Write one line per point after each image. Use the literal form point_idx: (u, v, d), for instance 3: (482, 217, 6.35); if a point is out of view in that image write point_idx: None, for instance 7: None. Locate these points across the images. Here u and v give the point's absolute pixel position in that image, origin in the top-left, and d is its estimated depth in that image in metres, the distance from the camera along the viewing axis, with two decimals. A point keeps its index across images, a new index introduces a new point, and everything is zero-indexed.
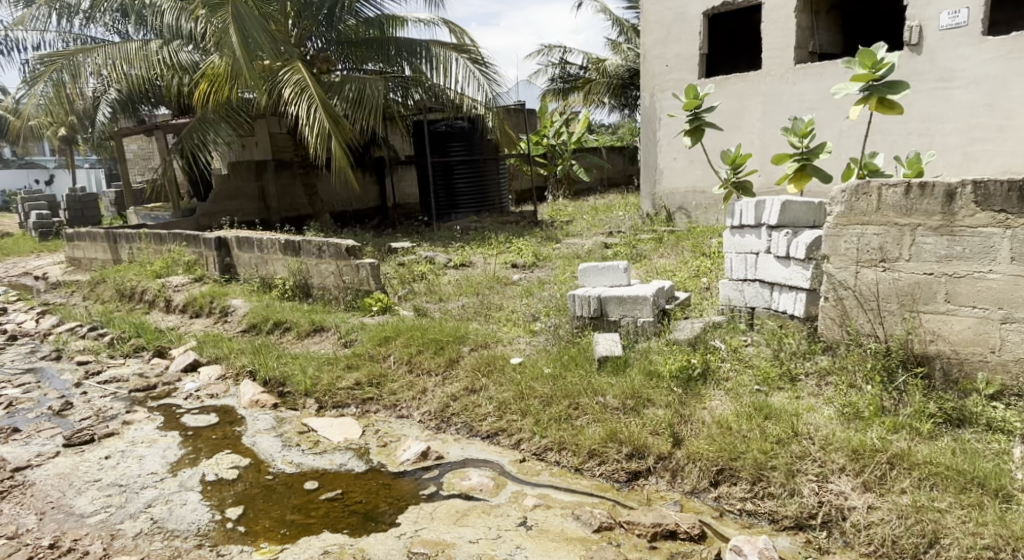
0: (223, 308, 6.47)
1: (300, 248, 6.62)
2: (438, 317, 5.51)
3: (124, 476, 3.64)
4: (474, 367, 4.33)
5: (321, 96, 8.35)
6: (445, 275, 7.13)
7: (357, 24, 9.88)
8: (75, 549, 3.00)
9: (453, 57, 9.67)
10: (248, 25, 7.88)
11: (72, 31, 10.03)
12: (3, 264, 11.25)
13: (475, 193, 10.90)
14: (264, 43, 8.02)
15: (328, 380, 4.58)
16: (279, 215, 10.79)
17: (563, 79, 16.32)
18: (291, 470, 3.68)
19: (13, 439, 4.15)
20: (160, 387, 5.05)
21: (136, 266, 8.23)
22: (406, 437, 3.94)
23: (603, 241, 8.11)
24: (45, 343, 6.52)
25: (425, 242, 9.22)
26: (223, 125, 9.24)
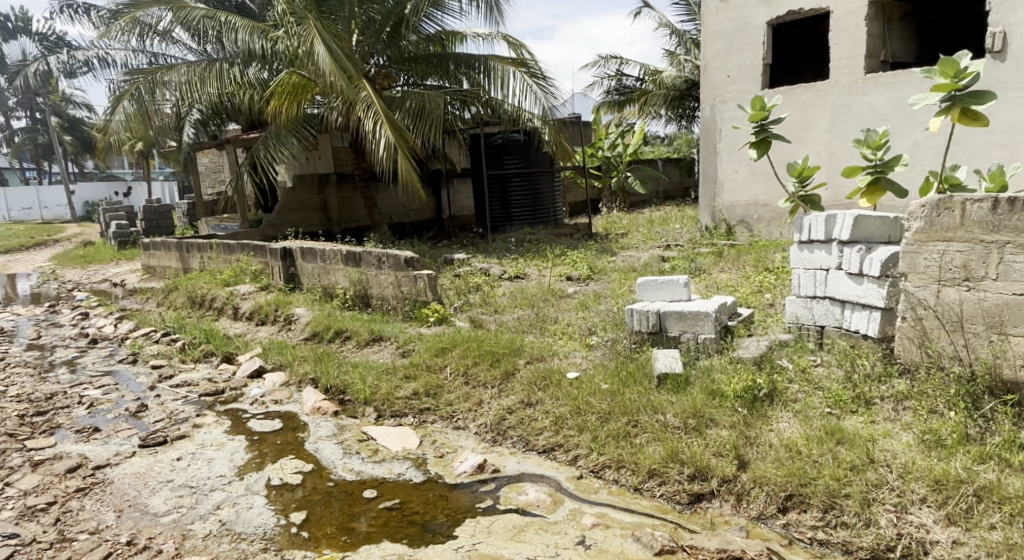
0: (287, 316, 6.66)
1: (361, 259, 6.77)
2: (494, 329, 5.53)
3: (194, 478, 3.78)
4: (530, 381, 4.30)
5: (384, 109, 8.56)
6: (499, 286, 7.16)
7: (418, 41, 10.02)
8: (150, 547, 3.12)
9: (511, 71, 9.66)
10: (319, 40, 8.15)
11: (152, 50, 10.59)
12: (86, 271, 11.92)
13: (528, 205, 10.94)
14: (339, 58, 8.35)
15: (386, 389, 4.65)
16: (340, 227, 11.21)
17: (618, 92, 16.23)
18: (351, 478, 3.75)
19: (93, 438, 4.37)
20: (228, 392, 5.24)
21: (206, 275, 8.58)
22: (463, 449, 3.95)
23: (660, 254, 7.98)
24: (123, 346, 6.85)
25: (481, 253, 9.29)
26: (290, 138, 9.57)
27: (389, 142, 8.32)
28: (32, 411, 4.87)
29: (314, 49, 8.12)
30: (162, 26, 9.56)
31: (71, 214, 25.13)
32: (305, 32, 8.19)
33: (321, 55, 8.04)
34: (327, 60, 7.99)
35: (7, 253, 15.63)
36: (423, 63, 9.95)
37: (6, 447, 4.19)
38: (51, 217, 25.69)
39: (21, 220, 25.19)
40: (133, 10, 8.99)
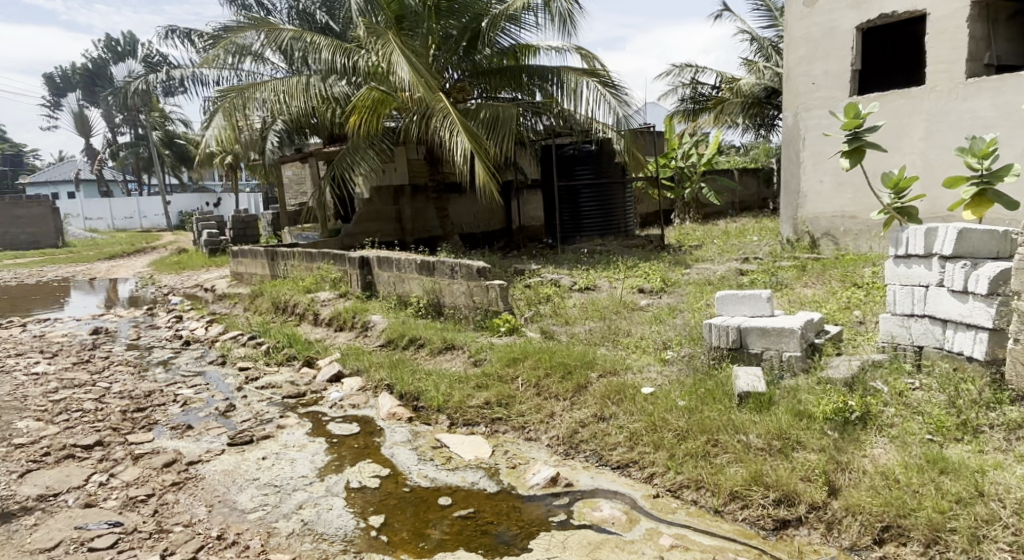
0: (364, 323, 6.84)
1: (435, 268, 6.88)
2: (566, 340, 5.50)
3: (278, 477, 3.92)
4: (604, 395, 4.23)
5: (461, 123, 8.70)
6: (570, 297, 7.12)
7: (492, 54, 10.13)
8: (238, 542, 3.26)
9: (584, 81, 9.61)
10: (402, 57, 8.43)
11: (244, 69, 11.19)
12: (181, 277, 12.65)
13: (600, 216, 10.88)
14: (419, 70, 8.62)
15: (459, 398, 4.69)
16: (413, 237, 11.45)
17: (693, 100, 16.00)
18: (426, 484, 3.79)
19: (187, 435, 4.62)
20: (309, 395, 5.42)
21: (289, 281, 8.93)
22: (535, 461, 3.93)
23: (738, 267, 7.73)
24: (212, 348, 7.22)
25: (551, 264, 9.27)
26: (369, 151, 9.85)
27: (467, 152, 8.43)
28: (133, 407, 5.19)
29: (395, 64, 8.40)
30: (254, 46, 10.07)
31: (167, 223, 26.77)
32: (386, 47, 8.48)
33: (403, 70, 8.30)
34: (408, 74, 8.21)
35: (111, 259, 16.80)
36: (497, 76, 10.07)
37: (110, 439, 4.48)
38: (149, 226, 27.43)
39: (123, 228, 27.02)
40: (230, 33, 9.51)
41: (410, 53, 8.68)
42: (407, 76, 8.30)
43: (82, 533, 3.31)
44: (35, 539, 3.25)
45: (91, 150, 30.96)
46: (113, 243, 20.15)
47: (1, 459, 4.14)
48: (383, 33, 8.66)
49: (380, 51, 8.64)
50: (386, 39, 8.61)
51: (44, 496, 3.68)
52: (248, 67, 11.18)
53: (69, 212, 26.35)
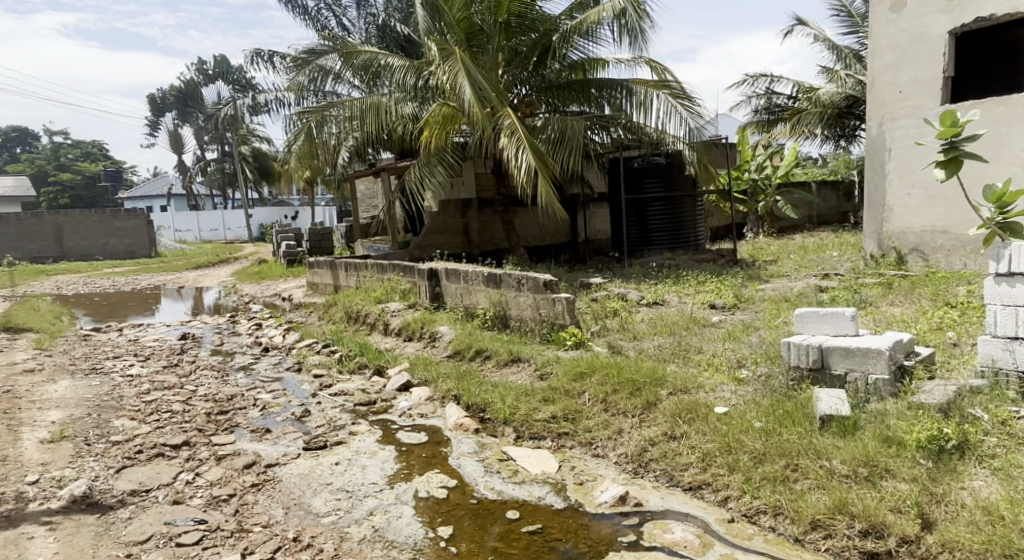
0: (432, 333, 6.94)
1: (501, 281, 6.92)
2: (634, 356, 5.41)
3: (350, 483, 4.01)
4: (674, 413, 4.12)
5: (528, 138, 8.76)
6: (638, 312, 7.01)
7: (561, 69, 10.18)
8: (313, 545, 3.34)
9: (655, 94, 9.49)
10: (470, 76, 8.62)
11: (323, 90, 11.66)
12: (261, 286, 13.20)
13: (669, 229, 10.68)
14: (484, 88, 8.74)
15: (525, 411, 4.67)
16: (480, 249, 11.60)
17: (767, 111, 15.64)
18: (493, 497, 3.79)
19: (266, 438, 4.79)
20: (379, 403, 5.53)
21: (361, 292, 9.17)
22: (603, 478, 3.87)
23: (817, 284, 7.42)
24: (289, 355, 7.49)
25: (619, 278, 9.15)
26: (438, 166, 10.06)
27: (531, 168, 8.43)
28: (216, 410, 5.43)
29: (459, 83, 8.52)
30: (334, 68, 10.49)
31: (248, 235, 28.07)
32: (451, 67, 8.62)
33: (467, 88, 8.41)
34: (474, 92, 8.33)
35: (198, 268, 17.75)
36: (566, 90, 10.07)
37: (196, 440, 4.70)
38: (233, 237, 28.84)
39: (209, 240, 28.50)
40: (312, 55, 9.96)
41: (476, 71, 8.79)
42: (472, 94, 8.40)
43: (170, 528, 3.47)
44: (129, 532, 3.42)
45: (182, 166, 32.88)
46: (201, 254, 21.29)
47: (100, 455, 4.40)
48: (450, 53, 8.82)
49: (446, 70, 8.77)
50: (452, 59, 8.76)
51: (137, 491, 3.89)
52: (326, 88, 11.64)
53: (161, 224, 28.06)
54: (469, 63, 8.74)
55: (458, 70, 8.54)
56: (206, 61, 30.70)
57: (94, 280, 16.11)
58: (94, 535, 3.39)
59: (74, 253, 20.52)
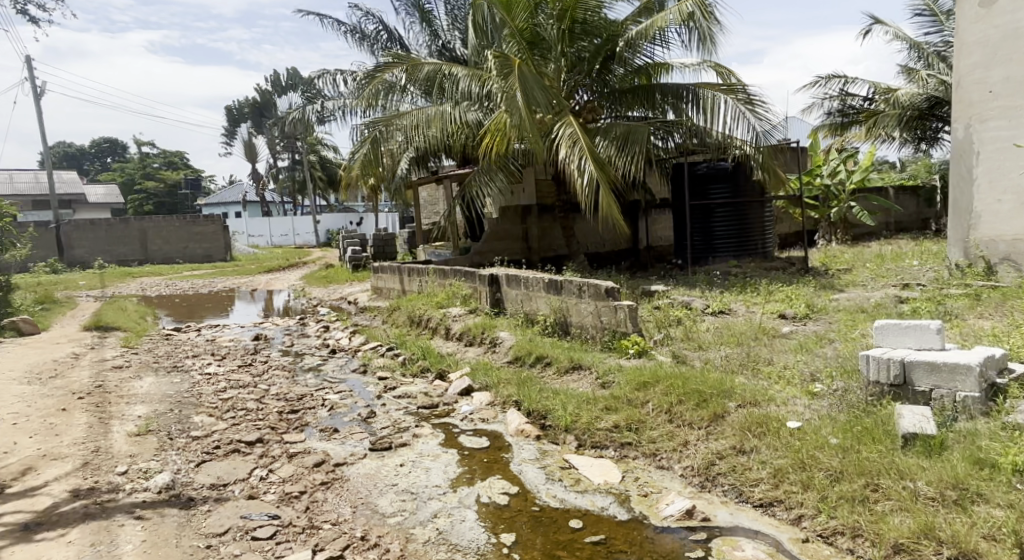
0: (493, 339, 6.96)
1: (562, 287, 6.89)
2: (699, 366, 5.28)
3: (415, 484, 4.07)
4: (744, 426, 4.00)
5: (589, 146, 8.70)
6: (703, 321, 6.85)
7: (623, 75, 10.08)
8: (380, 545, 3.40)
9: (722, 99, 9.27)
10: (530, 85, 8.63)
11: (388, 101, 11.94)
12: (328, 290, 13.59)
13: (735, 236, 10.40)
14: (542, 101, 8.69)
15: (587, 419, 4.63)
16: (540, 256, 11.60)
17: (841, 113, 14.95)
18: (555, 505, 3.77)
19: (334, 438, 4.92)
20: (441, 407, 5.59)
21: (424, 296, 9.30)
22: (669, 491, 3.79)
23: (897, 294, 7.07)
24: (355, 357, 7.68)
25: (683, 285, 8.97)
26: (499, 174, 10.12)
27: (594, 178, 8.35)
28: (287, 409, 5.61)
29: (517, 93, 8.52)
30: (398, 79, 10.71)
31: (316, 240, 28.95)
32: (509, 77, 8.63)
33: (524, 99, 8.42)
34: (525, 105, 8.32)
35: (270, 272, 18.45)
36: (629, 96, 9.97)
37: (269, 437, 4.87)
38: (301, 242, 29.80)
39: (280, 245, 29.55)
40: (378, 70, 10.19)
41: (535, 83, 8.74)
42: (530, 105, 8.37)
43: (246, 522, 3.59)
44: (208, 524, 3.56)
45: (255, 174, 34.28)
46: (273, 258, 22.11)
47: (181, 449, 4.61)
48: (510, 65, 8.78)
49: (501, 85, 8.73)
50: (511, 71, 8.73)
51: (215, 485, 4.06)
52: (390, 99, 11.91)
53: (236, 229, 29.32)
54: (528, 75, 8.70)
55: (515, 84, 8.51)
56: (279, 73, 31.93)
57: (174, 282, 16.98)
58: (177, 525, 3.54)
59: (157, 257, 21.63)
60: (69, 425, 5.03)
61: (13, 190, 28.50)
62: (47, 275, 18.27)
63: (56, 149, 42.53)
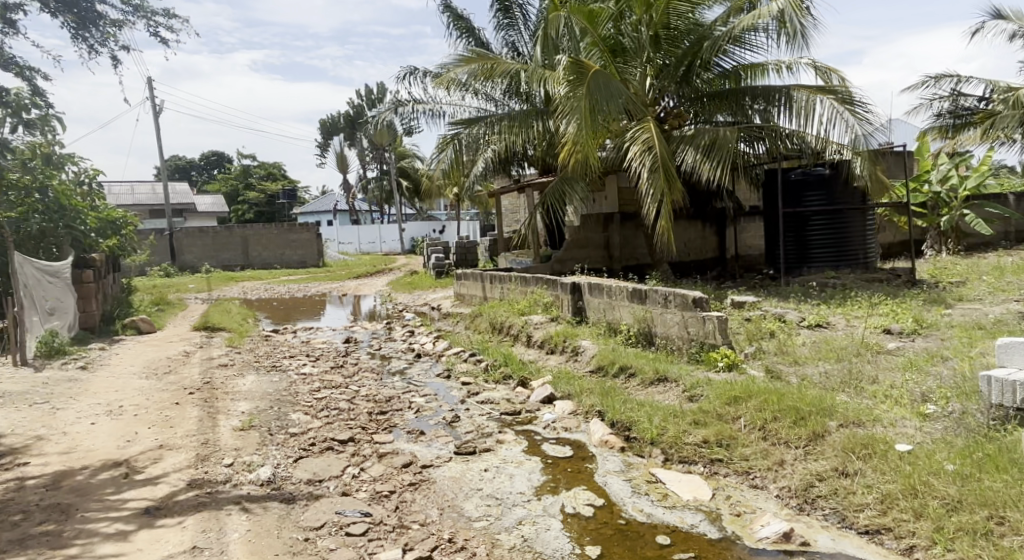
0: (574, 348, 6.90)
1: (647, 297, 6.77)
2: (796, 383, 5.02)
3: (499, 490, 4.09)
4: (846, 447, 3.79)
5: (664, 153, 8.48)
6: (798, 334, 6.54)
7: (712, 78, 9.82)
8: (466, 548, 3.43)
9: (818, 99, 8.85)
10: (602, 93, 8.54)
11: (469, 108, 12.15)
12: (413, 296, 13.94)
13: (832, 245, 9.89)
14: (610, 110, 8.60)
15: (674, 433, 4.50)
16: (621, 264, 11.46)
17: (953, 114, 14.09)
18: (642, 519, 3.69)
19: (420, 439, 5.04)
20: (524, 414, 5.61)
21: (505, 303, 9.36)
22: (763, 511, 3.62)
23: (1020, 310, 6.51)
24: (439, 362, 7.84)
25: (774, 297, 8.62)
26: (579, 182, 10.10)
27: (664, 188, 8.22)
28: (377, 410, 5.79)
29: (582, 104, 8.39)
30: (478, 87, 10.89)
31: (401, 247, 29.71)
32: (578, 85, 8.53)
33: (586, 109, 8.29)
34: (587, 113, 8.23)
35: (359, 278, 19.12)
36: (719, 101, 9.64)
37: (360, 437, 5.04)
38: (388, 250, 30.70)
39: (368, 252, 30.66)
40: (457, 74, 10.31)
41: (610, 90, 8.66)
42: (590, 113, 8.31)
43: (340, 518, 3.72)
44: (306, 518, 3.71)
45: (346, 184, 35.71)
46: (361, 264, 22.94)
47: (280, 444, 4.84)
48: (585, 70, 8.69)
49: (571, 91, 8.67)
50: (584, 77, 8.64)
51: (312, 481, 4.23)
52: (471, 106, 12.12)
53: (328, 237, 30.66)
54: (603, 81, 8.64)
55: (584, 90, 8.45)
56: (370, 88, 33.06)
57: (272, 286, 17.93)
58: (278, 517, 3.70)
59: (256, 262, 22.86)
60: (183, 418, 5.38)
61: (134, 201, 31.01)
62: (161, 279, 19.71)
63: (169, 163, 45.82)
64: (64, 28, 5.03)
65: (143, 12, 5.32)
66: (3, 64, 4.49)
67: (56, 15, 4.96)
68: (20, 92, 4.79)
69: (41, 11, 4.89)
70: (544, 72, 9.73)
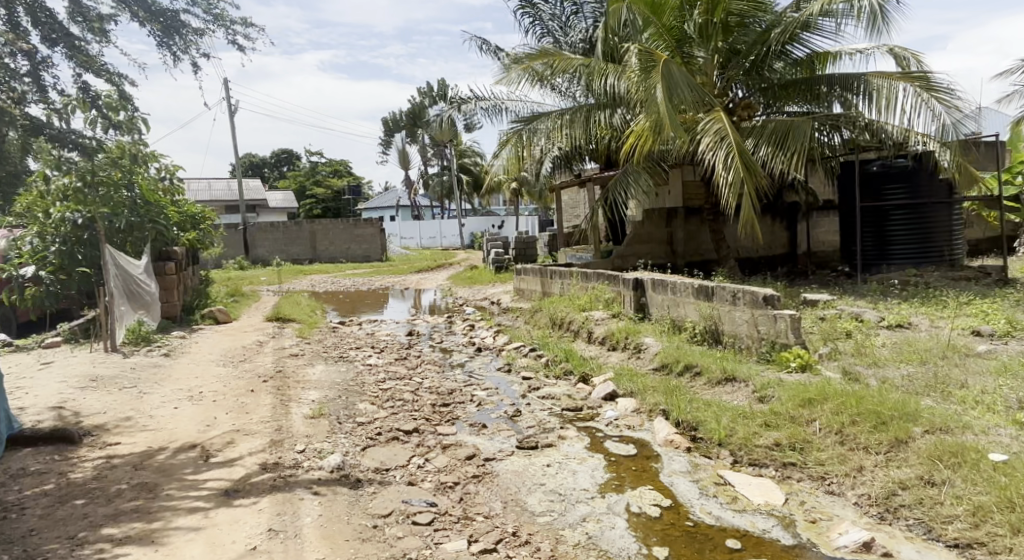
0: (637, 345, 6.79)
1: (713, 293, 6.59)
2: (876, 386, 4.78)
3: (562, 486, 4.06)
4: (932, 454, 3.59)
5: (739, 143, 8.18)
6: (876, 335, 6.23)
7: (784, 67, 9.56)
8: (531, 542, 3.42)
9: (901, 87, 8.28)
10: (677, 83, 8.25)
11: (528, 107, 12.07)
12: (473, 290, 14.04)
13: (916, 242, 9.39)
14: (686, 98, 8.32)
15: (744, 434, 4.37)
16: (685, 260, 11.23)
17: None
18: (710, 522, 3.59)
19: (483, 432, 5.06)
20: (586, 410, 5.56)
21: (566, 299, 9.29)
22: (840, 519, 3.47)
23: None
24: (499, 356, 7.86)
25: (849, 295, 8.25)
26: (644, 176, 9.84)
27: (739, 178, 7.93)
28: (440, 402, 5.86)
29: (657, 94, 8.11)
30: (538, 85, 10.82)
31: (461, 242, 30.00)
32: (651, 76, 8.27)
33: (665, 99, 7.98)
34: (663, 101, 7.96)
35: (420, 272, 19.41)
36: (792, 90, 9.31)
37: (424, 428, 5.11)
38: (447, 245, 31.02)
39: (429, 247, 31.12)
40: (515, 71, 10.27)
41: (680, 78, 8.41)
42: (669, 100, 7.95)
43: (407, 507, 3.77)
44: (374, 505, 3.78)
45: (408, 179, 36.33)
46: (422, 259, 23.28)
47: (348, 433, 4.96)
48: (655, 59, 8.47)
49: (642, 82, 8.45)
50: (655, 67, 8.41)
51: (379, 469, 4.31)
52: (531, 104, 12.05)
53: (390, 233, 31.29)
54: (675, 70, 8.37)
55: (657, 79, 8.20)
56: (433, 85, 33.51)
57: (338, 279, 18.41)
58: (347, 504, 3.79)
59: (322, 256, 23.53)
60: (258, 404, 5.59)
61: (211, 197, 32.43)
62: (235, 271, 20.56)
63: (242, 161, 47.72)
64: (151, 36, 5.24)
65: (223, 22, 5.53)
66: (96, 71, 4.72)
67: (144, 23, 5.18)
68: (110, 96, 5.03)
69: (130, 20, 5.11)
70: (606, 66, 9.64)
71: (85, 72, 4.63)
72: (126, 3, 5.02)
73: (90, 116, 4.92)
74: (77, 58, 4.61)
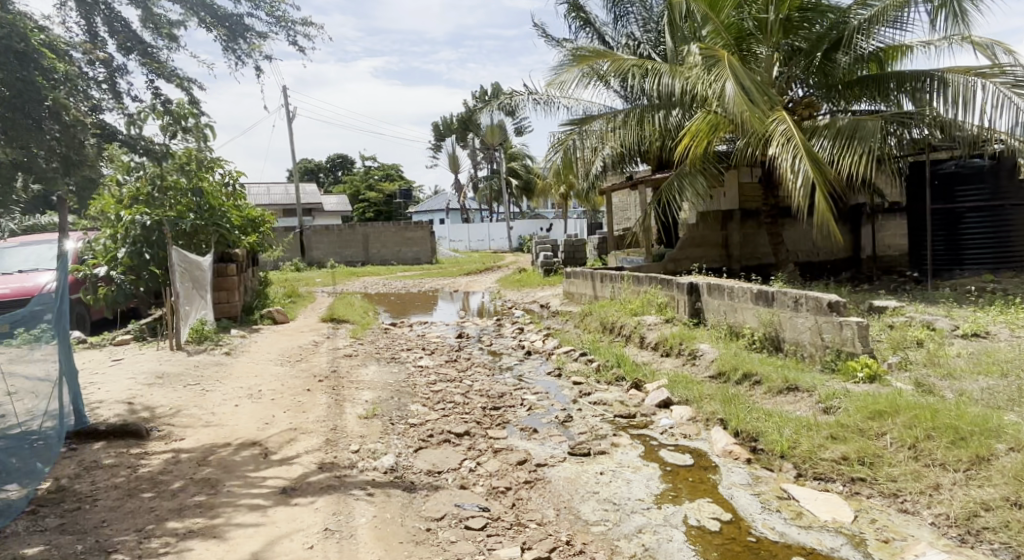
0: (692, 351, 6.62)
1: (774, 299, 6.36)
2: (952, 399, 4.50)
3: (617, 495, 3.96)
4: (1019, 474, 3.34)
5: (806, 143, 7.87)
6: (950, 345, 5.89)
7: (850, 63, 9.06)
8: (585, 552, 3.35)
9: (978, 83, 7.81)
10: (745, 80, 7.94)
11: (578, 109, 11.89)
12: (523, 293, 13.99)
13: (993, 246, 8.86)
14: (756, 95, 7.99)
15: (808, 447, 4.18)
16: (741, 263, 10.93)
17: None
18: (774, 538, 3.44)
19: (534, 437, 5.00)
20: (639, 417, 5.43)
21: (617, 303, 9.14)
22: (915, 540, 3.27)
23: None
24: (549, 360, 7.79)
25: (918, 301, 7.85)
26: (699, 178, 9.51)
27: (807, 178, 7.63)
28: (490, 405, 5.83)
29: (728, 88, 7.81)
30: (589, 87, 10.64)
31: (509, 245, 30.06)
32: (718, 71, 7.98)
33: (736, 93, 7.68)
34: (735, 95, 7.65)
35: (470, 275, 19.47)
36: (857, 88, 8.99)
37: (475, 431, 5.09)
38: (496, 248, 31.10)
39: (477, 249, 31.30)
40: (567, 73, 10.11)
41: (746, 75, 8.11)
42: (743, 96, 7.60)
43: (459, 511, 3.75)
44: (428, 508, 3.77)
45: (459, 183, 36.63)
46: (471, 262, 23.39)
47: (401, 434, 4.97)
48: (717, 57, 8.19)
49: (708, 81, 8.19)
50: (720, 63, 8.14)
51: (431, 472, 4.30)
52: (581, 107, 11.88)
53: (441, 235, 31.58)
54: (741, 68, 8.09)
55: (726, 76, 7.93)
56: (485, 89, 33.74)
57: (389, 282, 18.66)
58: (401, 506, 3.79)
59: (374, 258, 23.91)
60: (314, 403, 5.68)
61: (269, 201, 33.41)
62: (291, 273, 21.09)
63: (299, 166, 49.07)
64: (218, 40, 5.40)
65: (284, 24, 5.66)
66: (167, 77, 4.87)
67: (211, 28, 5.33)
68: (179, 102, 5.19)
69: (199, 25, 5.27)
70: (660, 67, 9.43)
71: (158, 78, 4.78)
72: (195, 9, 5.17)
73: (161, 121, 5.08)
74: (150, 65, 4.76)
